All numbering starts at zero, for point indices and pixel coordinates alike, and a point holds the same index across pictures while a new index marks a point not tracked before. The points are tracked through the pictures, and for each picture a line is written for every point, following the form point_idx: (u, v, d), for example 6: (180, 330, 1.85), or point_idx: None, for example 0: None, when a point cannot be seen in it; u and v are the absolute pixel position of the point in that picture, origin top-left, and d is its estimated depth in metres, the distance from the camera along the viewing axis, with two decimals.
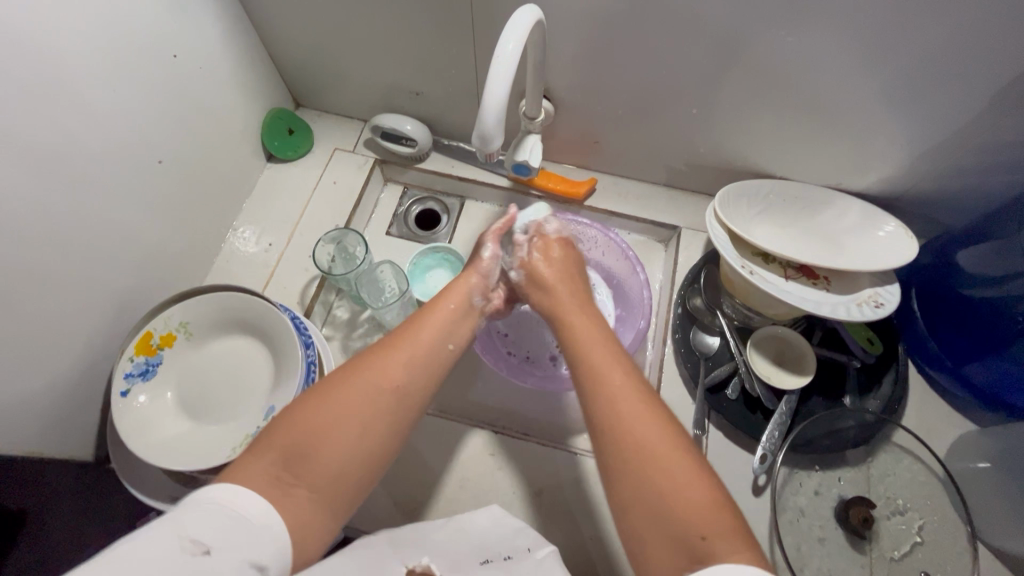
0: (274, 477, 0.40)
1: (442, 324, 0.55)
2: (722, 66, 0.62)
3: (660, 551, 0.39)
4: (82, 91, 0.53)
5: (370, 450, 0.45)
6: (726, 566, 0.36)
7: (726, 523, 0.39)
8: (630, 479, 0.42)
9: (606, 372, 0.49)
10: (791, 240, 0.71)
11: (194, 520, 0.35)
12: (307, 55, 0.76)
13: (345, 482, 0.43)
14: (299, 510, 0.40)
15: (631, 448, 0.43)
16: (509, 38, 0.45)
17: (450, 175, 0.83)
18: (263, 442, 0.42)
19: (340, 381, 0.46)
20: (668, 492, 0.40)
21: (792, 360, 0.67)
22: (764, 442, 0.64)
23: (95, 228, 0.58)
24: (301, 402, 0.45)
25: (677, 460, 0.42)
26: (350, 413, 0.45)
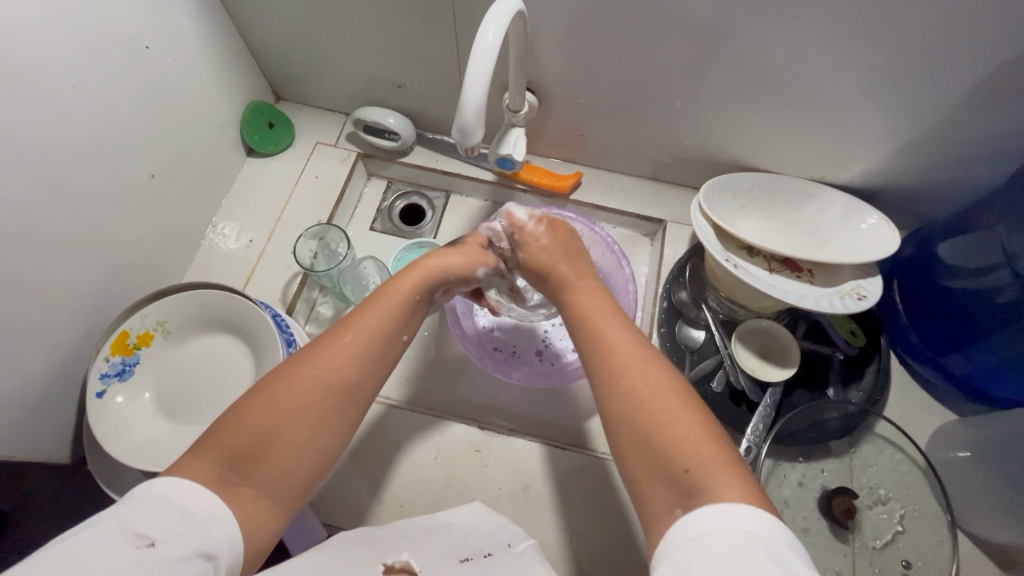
0: (219, 475, 0.39)
1: (401, 319, 0.53)
2: (706, 59, 0.62)
3: (653, 487, 0.39)
4: (50, 83, 0.52)
5: (321, 443, 0.44)
6: (711, 502, 0.35)
7: (711, 450, 0.38)
8: (622, 424, 0.42)
9: (604, 327, 0.49)
10: (775, 233, 0.71)
11: (136, 516, 0.33)
12: (287, 47, 0.75)
13: (294, 478, 0.43)
14: (246, 507, 0.39)
15: (622, 394, 0.43)
16: (489, 27, 0.44)
17: (434, 169, 0.82)
18: (207, 442, 0.41)
19: (287, 375, 0.45)
20: (656, 429, 0.40)
21: (776, 352, 0.67)
22: (749, 435, 0.64)
23: (66, 225, 0.56)
24: (249, 397, 0.44)
25: (665, 398, 0.42)
26: (298, 406, 0.44)
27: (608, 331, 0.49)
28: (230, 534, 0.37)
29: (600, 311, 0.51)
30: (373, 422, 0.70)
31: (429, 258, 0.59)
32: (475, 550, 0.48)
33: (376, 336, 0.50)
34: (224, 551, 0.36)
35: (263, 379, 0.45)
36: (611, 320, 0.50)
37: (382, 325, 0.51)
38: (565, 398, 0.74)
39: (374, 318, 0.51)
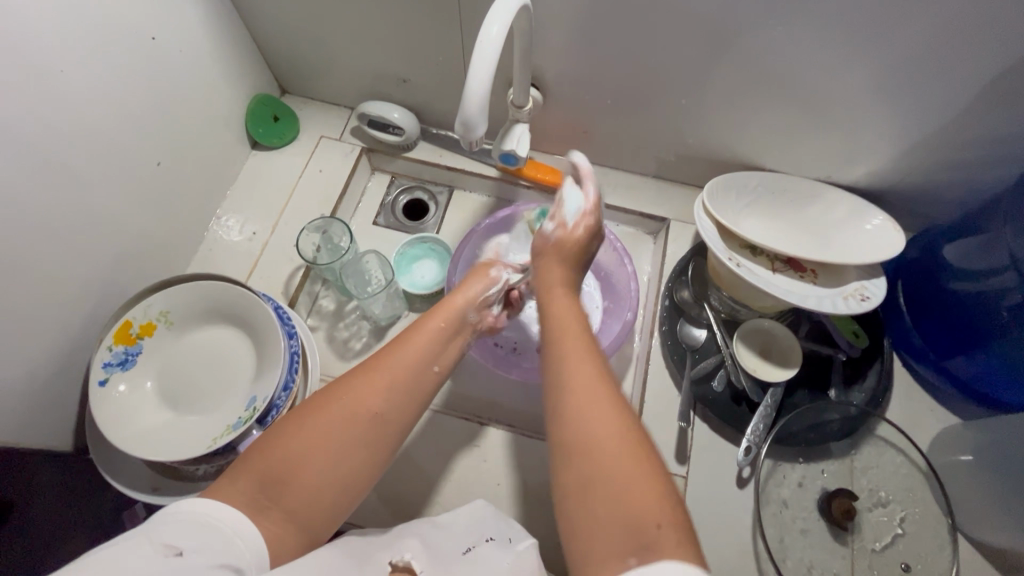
0: (251, 499, 0.40)
1: (431, 351, 0.53)
2: (712, 56, 0.61)
3: (609, 542, 0.35)
4: (56, 75, 0.52)
5: (343, 478, 0.44)
6: (672, 565, 0.32)
7: (679, 516, 0.36)
8: (577, 468, 0.39)
9: (577, 367, 0.45)
10: (778, 233, 0.71)
11: (167, 529, 0.36)
12: (292, 40, 0.75)
13: (320, 509, 0.43)
14: (273, 532, 0.40)
15: (582, 438, 0.40)
16: (493, 22, 0.43)
17: (438, 164, 0.82)
18: (241, 466, 0.43)
19: (319, 406, 0.46)
20: (618, 485, 0.37)
21: (777, 352, 0.67)
22: (749, 434, 0.64)
23: (71, 215, 0.57)
24: (286, 424, 0.45)
25: (629, 459, 0.38)
26: (327, 437, 0.44)
27: (579, 370, 0.44)
28: (256, 553, 0.38)
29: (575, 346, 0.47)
30: None
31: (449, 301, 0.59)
32: (476, 539, 0.50)
33: (407, 368, 0.50)
34: (251, 564, 0.38)
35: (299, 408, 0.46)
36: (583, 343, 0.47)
37: (414, 358, 0.51)
38: None
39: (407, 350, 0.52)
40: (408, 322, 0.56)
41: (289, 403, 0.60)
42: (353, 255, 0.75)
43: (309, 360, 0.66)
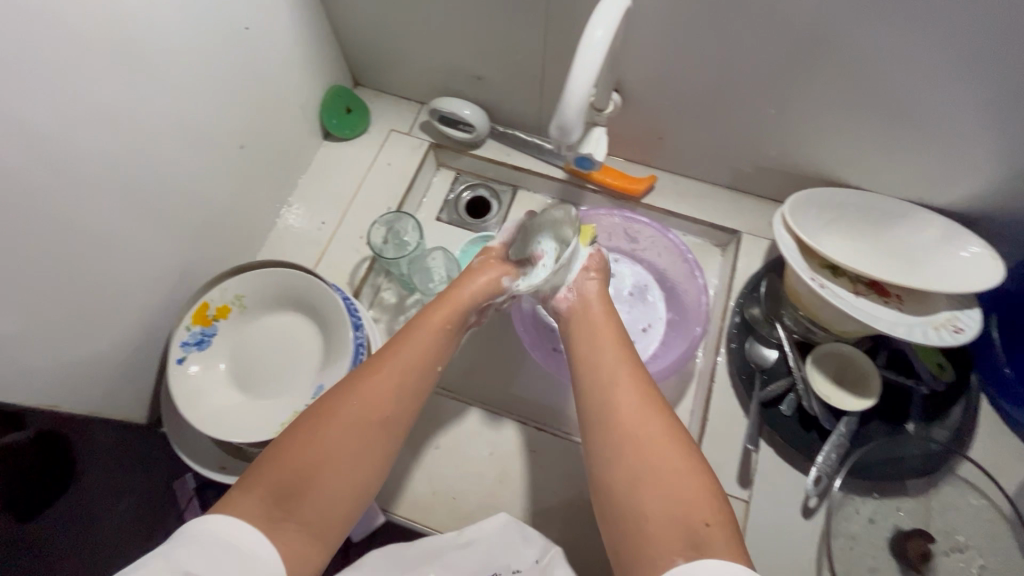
0: (265, 513, 0.41)
1: (431, 349, 0.54)
2: (808, 66, 0.59)
3: (664, 537, 0.41)
4: (157, 61, 0.54)
5: (354, 480, 0.46)
6: (717, 561, 0.38)
7: (722, 514, 0.42)
8: (626, 466, 0.45)
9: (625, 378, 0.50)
10: (860, 254, 0.68)
11: (185, 554, 0.36)
12: (372, 33, 0.75)
13: (334, 518, 0.44)
14: (292, 542, 0.41)
15: (630, 439, 0.46)
16: (598, 25, 0.42)
17: (505, 163, 0.81)
18: (252, 479, 0.43)
19: (326, 413, 0.47)
20: (677, 487, 0.42)
21: (854, 379, 0.64)
22: (820, 464, 0.61)
23: (161, 197, 0.59)
24: (290, 434, 0.46)
25: (679, 466, 0.44)
26: (336, 444, 0.46)
27: (622, 388, 0.49)
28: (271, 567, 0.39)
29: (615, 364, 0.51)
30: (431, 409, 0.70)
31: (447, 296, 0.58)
32: (503, 566, 0.52)
33: (411, 372, 0.52)
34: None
35: (304, 415, 0.48)
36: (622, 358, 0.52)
37: (414, 359, 0.52)
38: None
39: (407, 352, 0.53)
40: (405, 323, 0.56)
41: None
42: (418, 250, 0.75)
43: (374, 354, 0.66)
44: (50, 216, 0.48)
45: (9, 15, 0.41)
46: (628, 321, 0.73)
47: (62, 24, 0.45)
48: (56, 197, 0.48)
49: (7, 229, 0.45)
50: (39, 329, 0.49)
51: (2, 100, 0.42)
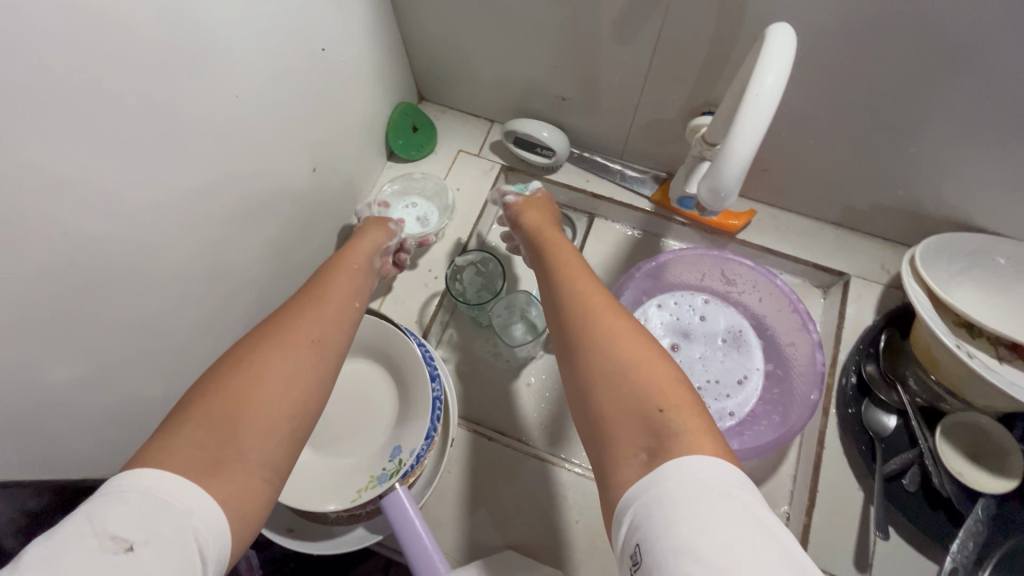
0: (198, 453, 0.32)
1: (352, 285, 0.49)
2: (965, 105, 0.51)
3: (627, 435, 0.34)
4: (234, 96, 0.48)
5: (300, 396, 0.37)
6: (691, 456, 0.30)
7: (685, 394, 0.35)
8: (594, 363, 0.38)
9: (585, 287, 0.44)
10: (995, 311, 0.60)
11: (116, 510, 0.27)
12: (446, 49, 0.69)
13: (281, 435, 0.36)
14: (235, 480, 0.32)
15: (592, 333, 0.39)
16: (766, 71, 0.37)
17: (584, 190, 0.74)
18: (173, 422, 0.33)
19: (252, 345, 0.39)
20: (632, 373, 0.36)
21: (991, 455, 0.56)
22: (953, 553, 0.53)
23: (236, 240, 0.54)
24: (209, 376, 0.37)
25: (641, 346, 0.38)
26: (269, 361, 0.37)
27: (584, 295, 0.43)
28: (211, 507, 0.30)
29: (579, 278, 0.46)
30: (510, 466, 0.63)
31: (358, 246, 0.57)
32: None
33: (333, 299, 0.46)
34: (212, 549, 0.29)
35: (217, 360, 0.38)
36: (582, 271, 0.47)
37: (342, 291, 0.47)
38: None
39: (329, 286, 0.47)
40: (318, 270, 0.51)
41: (429, 455, 0.55)
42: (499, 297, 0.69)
43: (451, 408, 0.60)
44: (134, 276, 0.43)
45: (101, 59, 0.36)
46: (720, 371, 0.67)
47: (145, 68, 0.40)
48: (141, 254, 0.44)
49: (86, 299, 0.40)
50: (118, 398, 0.45)
51: (82, 162, 0.37)
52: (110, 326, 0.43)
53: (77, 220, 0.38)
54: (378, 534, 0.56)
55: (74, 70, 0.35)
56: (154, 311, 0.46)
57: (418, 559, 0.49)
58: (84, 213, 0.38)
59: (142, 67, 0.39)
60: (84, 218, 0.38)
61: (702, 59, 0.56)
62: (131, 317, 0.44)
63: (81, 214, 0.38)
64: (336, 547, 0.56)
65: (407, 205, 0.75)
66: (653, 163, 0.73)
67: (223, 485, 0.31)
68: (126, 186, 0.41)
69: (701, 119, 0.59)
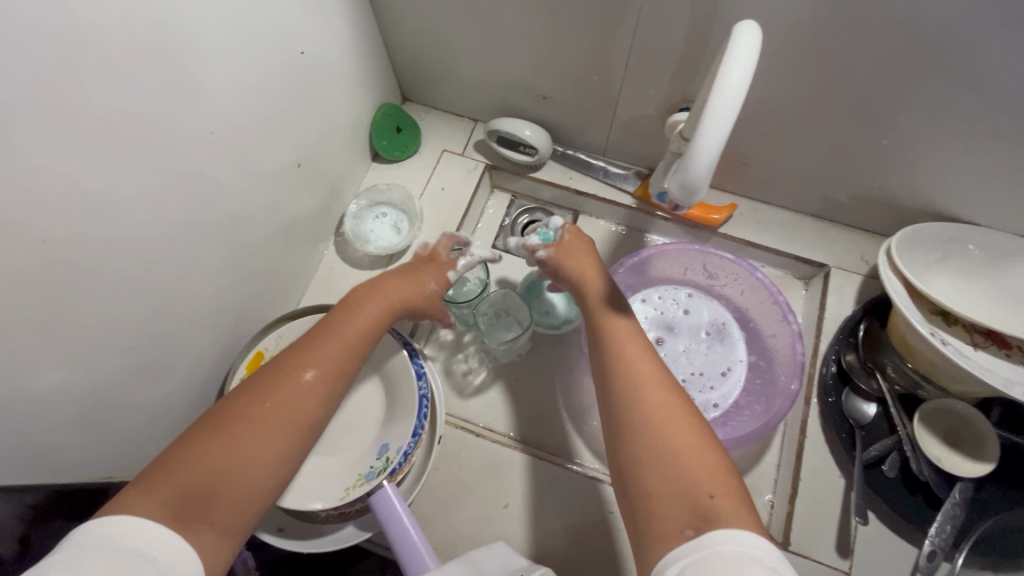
0: (172, 512, 0.35)
1: (360, 336, 0.51)
2: (936, 96, 0.52)
3: (671, 510, 0.37)
4: (213, 101, 0.48)
5: (279, 461, 0.42)
6: (731, 526, 0.34)
7: (732, 487, 0.38)
8: (646, 441, 0.41)
9: (644, 366, 0.47)
10: (970, 299, 0.61)
11: (97, 560, 0.30)
12: (427, 49, 0.69)
13: (253, 494, 0.40)
14: (207, 541, 0.36)
15: (645, 407, 0.43)
16: (732, 67, 0.37)
17: (567, 187, 0.75)
18: (161, 474, 0.37)
19: (245, 406, 0.42)
20: (680, 459, 0.39)
21: (968, 441, 0.57)
22: (932, 536, 0.55)
23: (219, 243, 0.54)
24: (199, 433, 0.40)
25: (688, 426, 0.42)
26: (263, 431, 0.41)
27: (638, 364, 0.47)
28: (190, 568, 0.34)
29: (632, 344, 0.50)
30: (497, 463, 0.64)
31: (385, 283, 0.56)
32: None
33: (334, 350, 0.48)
34: None
35: (218, 407, 0.43)
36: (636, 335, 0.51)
37: (344, 343, 0.49)
38: None
39: (331, 332, 0.49)
40: (331, 310, 0.53)
41: (416, 451, 0.56)
42: (484, 291, 0.69)
43: (437, 405, 0.61)
44: (114, 279, 0.43)
45: (74, 68, 0.36)
46: (705, 364, 0.68)
47: (122, 72, 0.40)
48: (121, 258, 0.44)
49: (67, 304, 0.40)
50: (104, 401, 0.45)
51: (58, 169, 0.37)
52: (93, 331, 0.43)
53: (57, 227, 0.38)
54: (367, 531, 0.57)
55: (45, 80, 0.35)
56: (137, 315, 0.46)
57: (403, 549, 0.49)
58: (61, 219, 0.38)
59: (117, 74, 0.39)
60: (61, 224, 0.38)
61: (679, 56, 0.56)
62: (113, 322, 0.44)
63: (60, 220, 0.38)
64: (326, 546, 0.56)
65: (377, 216, 0.74)
66: (636, 159, 0.74)
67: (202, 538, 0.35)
68: (105, 192, 0.41)
69: (679, 114, 0.59)
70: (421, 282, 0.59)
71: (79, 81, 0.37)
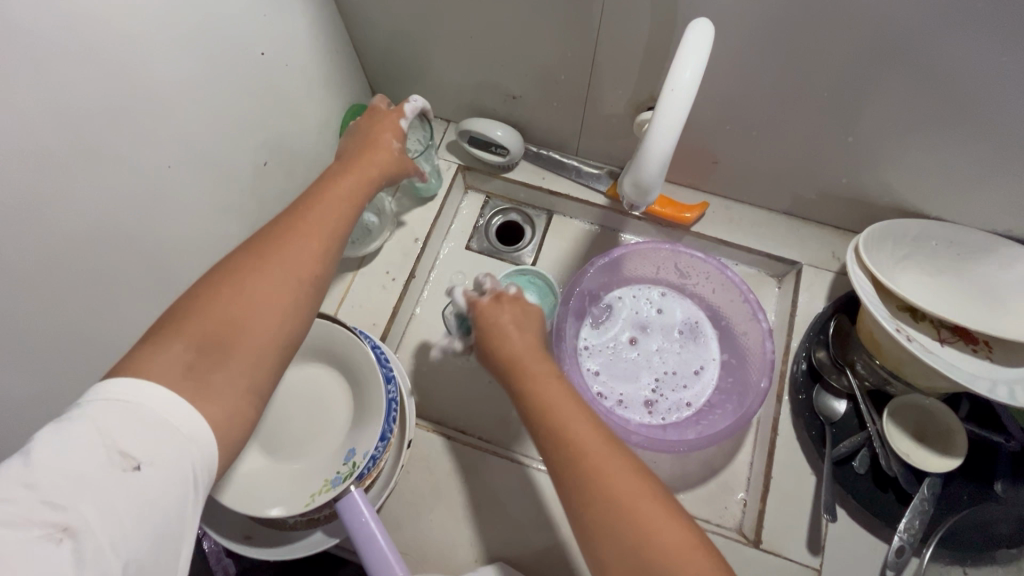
0: (189, 368, 0.37)
1: (347, 213, 0.49)
2: (901, 91, 0.52)
3: None
4: (172, 103, 0.47)
5: (287, 316, 0.42)
6: None
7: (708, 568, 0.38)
8: (613, 538, 0.39)
9: (590, 444, 0.42)
10: (937, 295, 0.62)
11: (122, 428, 0.33)
12: (395, 49, 0.69)
13: (271, 348, 0.41)
14: (226, 402, 0.38)
15: (602, 500, 0.40)
16: (684, 66, 0.37)
17: (540, 187, 0.75)
18: (168, 330, 0.38)
19: (247, 264, 0.42)
20: (649, 552, 0.38)
21: (936, 436, 0.57)
22: (901, 532, 0.55)
23: (182, 247, 0.53)
24: (205, 289, 0.41)
25: (653, 507, 0.40)
26: (266, 291, 0.42)
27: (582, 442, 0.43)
28: (208, 446, 0.36)
29: (566, 415, 0.44)
30: (469, 465, 0.64)
31: (364, 163, 0.54)
32: None
33: (327, 217, 0.48)
34: (203, 471, 0.35)
35: (216, 267, 0.43)
36: (569, 402, 0.45)
37: (335, 217, 0.48)
38: (678, 461, 0.64)
39: (319, 204, 0.48)
40: (315, 182, 0.52)
41: (385, 456, 0.55)
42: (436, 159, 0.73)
43: (407, 408, 0.61)
44: (68, 286, 0.42)
45: (18, 69, 0.35)
46: (678, 363, 0.68)
47: (74, 77, 0.39)
48: (75, 264, 0.42)
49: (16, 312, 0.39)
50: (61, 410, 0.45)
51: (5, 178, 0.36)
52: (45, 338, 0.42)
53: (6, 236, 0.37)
54: (335, 537, 0.56)
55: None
56: (92, 322, 0.45)
57: (370, 553, 0.49)
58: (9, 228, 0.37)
59: (68, 77, 0.38)
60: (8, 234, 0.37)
61: (644, 55, 0.56)
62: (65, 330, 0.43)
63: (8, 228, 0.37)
64: (295, 552, 0.56)
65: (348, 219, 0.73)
66: (608, 158, 0.73)
67: (210, 404, 0.37)
68: (54, 200, 0.39)
69: (646, 113, 0.59)
70: (385, 143, 0.56)
71: (24, 82, 0.35)
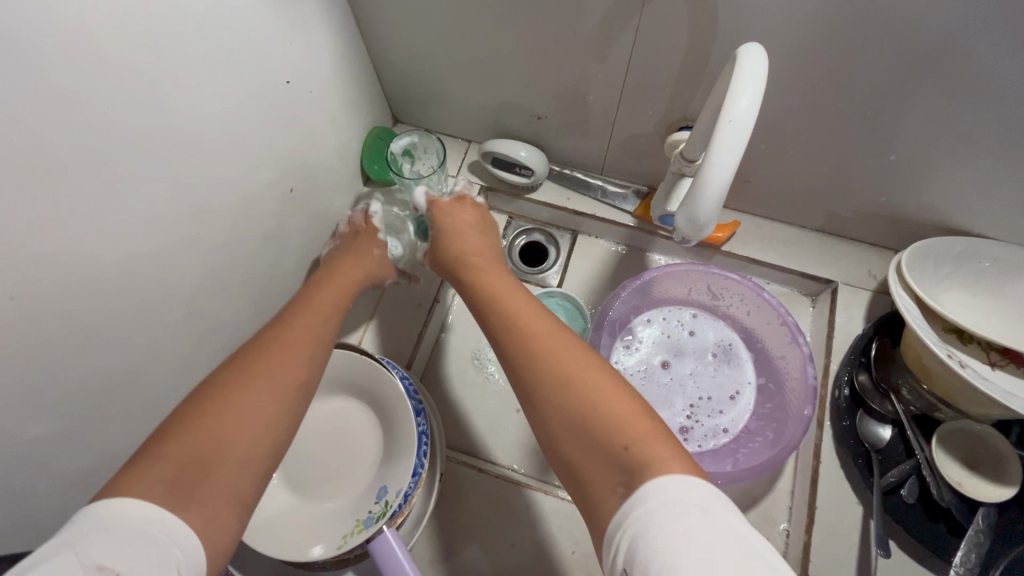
0: (166, 484, 0.31)
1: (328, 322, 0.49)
2: (946, 112, 0.50)
3: (592, 470, 0.35)
4: (204, 141, 0.46)
5: (274, 418, 0.38)
6: (652, 476, 0.31)
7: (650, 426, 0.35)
8: (555, 407, 0.38)
9: (535, 325, 0.43)
10: (982, 316, 0.60)
11: (100, 541, 0.27)
12: (416, 71, 0.68)
13: (256, 458, 0.36)
14: (209, 513, 0.32)
15: (543, 371, 0.39)
16: (742, 88, 0.36)
17: (564, 208, 0.73)
18: (144, 453, 0.33)
19: (230, 378, 0.39)
20: (587, 412, 0.36)
21: (988, 463, 0.55)
22: (957, 566, 0.53)
23: (212, 283, 0.52)
24: (185, 405, 0.37)
25: (594, 373, 0.38)
26: (252, 399, 0.38)
27: (528, 328, 0.43)
28: (193, 555, 0.30)
29: (517, 306, 0.46)
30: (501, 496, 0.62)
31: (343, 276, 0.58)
32: None
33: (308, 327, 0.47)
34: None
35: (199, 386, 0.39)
36: (523, 303, 0.46)
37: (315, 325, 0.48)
38: None
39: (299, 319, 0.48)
40: (293, 296, 0.53)
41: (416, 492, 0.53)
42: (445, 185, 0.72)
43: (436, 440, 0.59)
44: (103, 331, 0.41)
45: (59, 124, 0.34)
46: (713, 388, 0.66)
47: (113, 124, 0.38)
48: (110, 309, 0.42)
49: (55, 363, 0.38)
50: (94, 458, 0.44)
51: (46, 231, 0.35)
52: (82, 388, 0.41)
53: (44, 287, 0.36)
54: None
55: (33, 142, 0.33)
56: (125, 366, 0.44)
57: None
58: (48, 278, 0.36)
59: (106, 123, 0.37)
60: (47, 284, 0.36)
61: (676, 76, 0.55)
62: (96, 376, 0.42)
63: (46, 279, 0.36)
64: None
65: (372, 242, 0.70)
66: (634, 178, 0.72)
67: (194, 514, 0.31)
68: (92, 249, 0.39)
69: (679, 134, 0.57)
70: (367, 250, 0.63)
71: (61, 130, 0.34)
